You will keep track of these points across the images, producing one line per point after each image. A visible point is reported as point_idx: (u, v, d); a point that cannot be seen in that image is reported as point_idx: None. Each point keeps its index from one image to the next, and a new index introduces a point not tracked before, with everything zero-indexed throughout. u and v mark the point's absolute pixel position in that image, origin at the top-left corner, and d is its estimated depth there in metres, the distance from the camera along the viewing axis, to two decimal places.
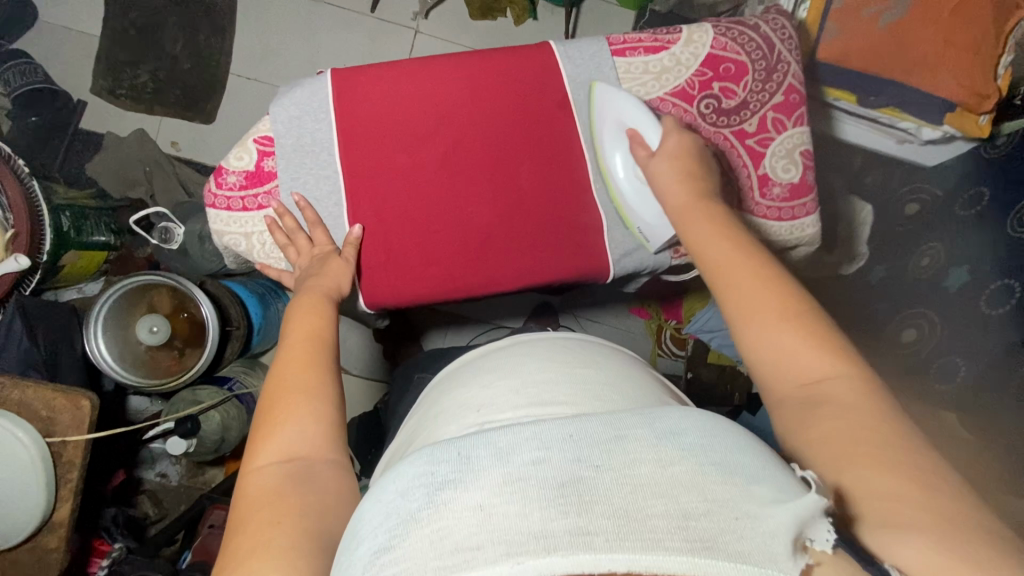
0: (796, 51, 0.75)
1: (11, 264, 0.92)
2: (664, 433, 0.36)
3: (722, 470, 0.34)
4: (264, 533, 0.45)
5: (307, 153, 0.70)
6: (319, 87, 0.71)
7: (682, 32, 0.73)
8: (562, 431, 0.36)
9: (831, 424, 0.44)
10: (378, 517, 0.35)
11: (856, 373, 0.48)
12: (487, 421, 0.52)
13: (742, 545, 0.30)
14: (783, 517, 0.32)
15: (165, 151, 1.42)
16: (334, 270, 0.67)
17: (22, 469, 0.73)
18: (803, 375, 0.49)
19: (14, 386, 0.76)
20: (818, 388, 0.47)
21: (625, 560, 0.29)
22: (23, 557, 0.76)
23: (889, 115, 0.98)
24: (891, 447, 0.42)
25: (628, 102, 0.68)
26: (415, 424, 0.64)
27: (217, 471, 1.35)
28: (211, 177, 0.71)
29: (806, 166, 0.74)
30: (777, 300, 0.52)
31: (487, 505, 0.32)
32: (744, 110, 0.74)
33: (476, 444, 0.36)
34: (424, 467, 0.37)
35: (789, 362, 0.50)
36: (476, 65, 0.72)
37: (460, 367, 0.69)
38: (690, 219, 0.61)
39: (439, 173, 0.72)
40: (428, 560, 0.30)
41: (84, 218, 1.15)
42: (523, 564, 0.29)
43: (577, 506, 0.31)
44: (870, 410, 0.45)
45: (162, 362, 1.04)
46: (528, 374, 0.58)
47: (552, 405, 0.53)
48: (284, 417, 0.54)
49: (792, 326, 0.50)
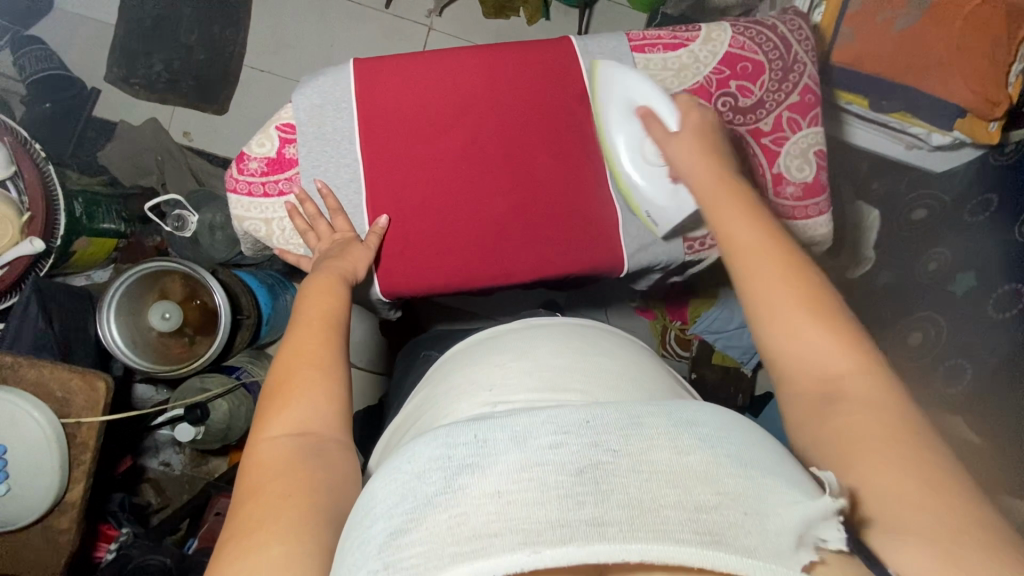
0: (813, 52, 0.76)
1: (25, 246, 0.92)
2: (679, 422, 0.36)
3: (736, 463, 0.34)
4: (276, 506, 0.46)
5: (328, 141, 0.71)
6: (342, 77, 0.71)
7: (700, 31, 0.74)
8: (578, 415, 0.37)
9: (849, 423, 0.45)
10: (392, 498, 0.36)
11: (874, 368, 0.48)
12: (500, 402, 0.54)
13: (751, 540, 0.31)
14: (790, 515, 0.33)
15: (177, 140, 1.42)
16: (350, 254, 0.68)
17: (37, 449, 0.74)
18: (827, 370, 0.49)
19: (30, 365, 0.76)
20: (839, 385, 0.47)
21: (638, 550, 0.30)
22: (34, 537, 0.76)
23: (899, 119, 1.00)
24: (903, 446, 0.42)
25: (638, 82, 0.68)
26: (425, 395, 0.65)
27: (219, 462, 1.35)
28: (232, 162, 0.72)
29: (821, 165, 0.75)
30: (795, 289, 0.51)
31: (505, 492, 0.33)
32: (760, 108, 0.74)
33: (494, 428, 0.37)
34: (440, 449, 0.37)
35: (806, 356, 0.50)
36: (494, 58, 0.73)
37: (470, 345, 0.69)
38: (718, 200, 0.59)
39: (460, 165, 0.72)
40: (445, 545, 0.31)
41: (96, 205, 1.16)
42: (540, 553, 0.30)
43: (593, 497, 0.32)
44: (889, 408, 0.45)
45: (172, 349, 1.05)
46: (542, 359, 0.59)
47: (566, 391, 0.54)
48: (297, 393, 0.54)
49: (815, 322, 0.50)
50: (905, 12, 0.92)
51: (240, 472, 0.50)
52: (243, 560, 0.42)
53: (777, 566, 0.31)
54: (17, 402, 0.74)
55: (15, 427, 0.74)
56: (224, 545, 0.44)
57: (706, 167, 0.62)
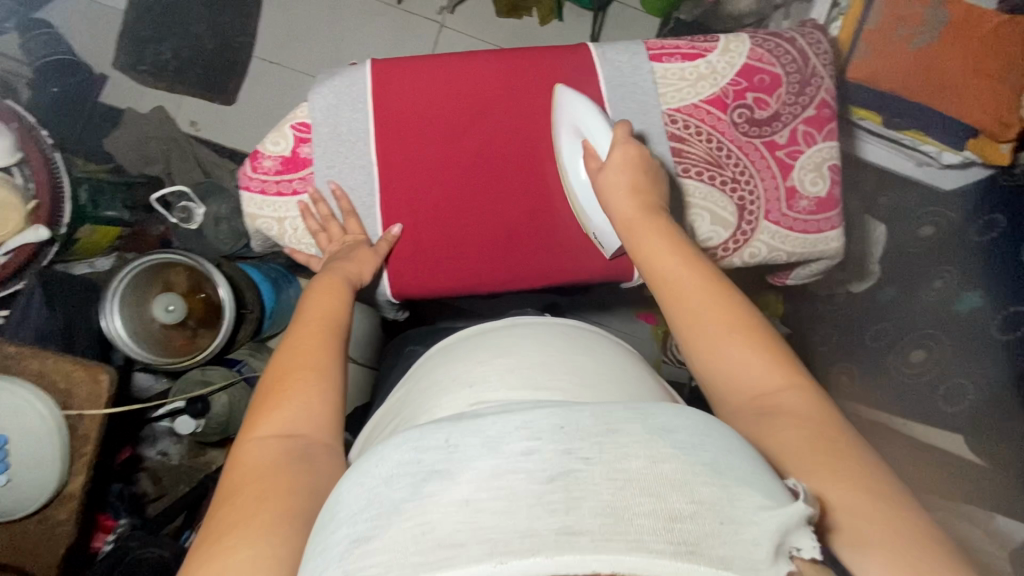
0: (830, 67, 0.75)
1: (30, 235, 0.92)
2: (657, 429, 0.37)
3: (715, 472, 0.35)
4: (251, 508, 0.46)
5: (342, 142, 0.70)
6: (358, 77, 0.71)
7: (719, 42, 0.74)
8: (552, 420, 0.37)
9: (785, 436, 0.48)
10: (359, 502, 0.37)
11: (799, 381, 0.51)
12: (480, 400, 0.55)
13: (726, 550, 0.33)
14: (766, 526, 0.34)
15: (184, 130, 1.42)
16: (353, 253, 0.68)
17: (40, 440, 0.73)
18: (757, 390, 0.52)
19: (33, 356, 0.76)
20: (771, 403, 0.50)
21: (609, 561, 0.31)
22: (33, 527, 0.76)
23: (913, 137, 1.00)
24: (841, 455, 0.46)
25: (585, 107, 0.67)
26: (405, 396, 0.65)
27: (216, 453, 1.35)
28: (246, 160, 0.71)
29: (834, 180, 0.74)
30: (725, 317, 0.54)
31: (473, 500, 0.33)
32: (776, 121, 0.74)
33: (464, 433, 0.38)
34: (408, 453, 0.38)
35: (742, 378, 0.52)
36: (512, 61, 0.73)
37: (453, 342, 0.69)
38: (645, 236, 0.59)
39: (472, 167, 0.72)
40: (409, 555, 0.32)
41: (100, 193, 1.18)
42: (505, 563, 0.31)
43: (563, 505, 0.33)
44: (816, 417, 0.49)
45: (173, 341, 1.04)
46: (523, 354, 0.61)
47: (549, 389, 0.56)
48: (290, 392, 0.54)
49: (742, 344, 0.53)
50: (922, 31, 0.92)
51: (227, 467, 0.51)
52: (213, 562, 0.43)
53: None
54: (22, 391, 0.73)
55: (18, 416, 0.73)
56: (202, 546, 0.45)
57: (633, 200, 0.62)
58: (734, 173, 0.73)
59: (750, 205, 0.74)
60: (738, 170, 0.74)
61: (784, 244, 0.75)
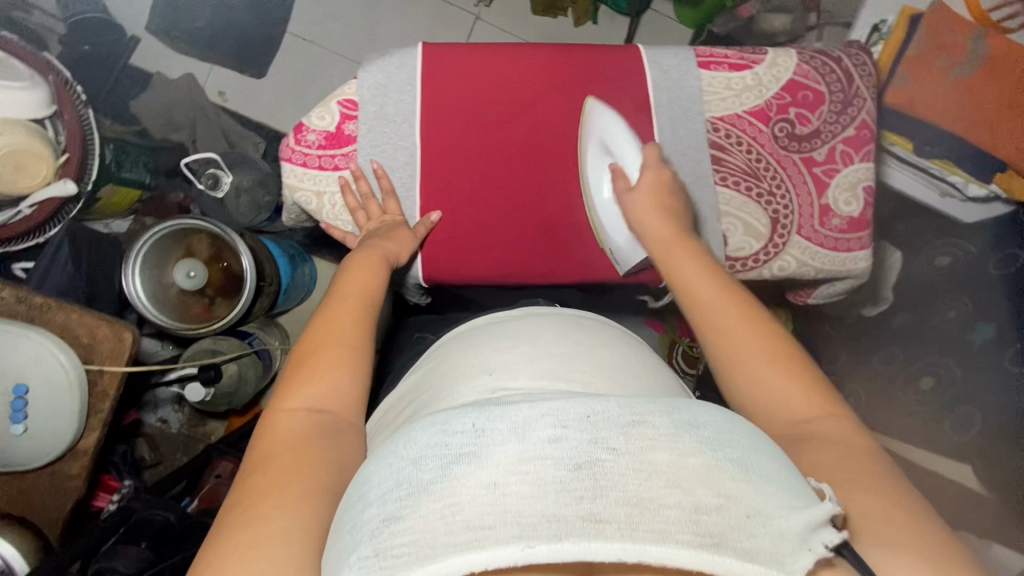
0: (873, 89, 0.76)
1: (58, 188, 0.93)
2: (683, 424, 0.38)
3: (739, 468, 0.36)
4: (284, 477, 0.45)
5: (388, 122, 0.71)
6: (409, 58, 0.71)
7: (767, 55, 0.75)
8: (580, 410, 0.39)
9: (823, 463, 0.47)
10: (388, 482, 0.38)
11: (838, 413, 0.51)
12: (499, 388, 0.56)
13: (750, 544, 0.33)
14: (793, 522, 0.35)
15: (211, 99, 1.42)
16: (389, 231, 0.69)
17: (58, 393, 0.73)
18: (797, 418, 0.51)
19: (58, 309, 0.76)
20: (811, 432, 0.49)
21: (637, 551, 0.32)
22: (43, 481, 0.76)
23: (941, 166, 1.00)
24: (888, 491, 0.44)
25: (613, 123, 0.68)
26: (421, 379, 0.65)
27: (217, 425, 1.36)
28: (290, 132, 0.71)
29: (867, 201, 0.75)
30: (766, 345, 0.53)
31: (501, 483, 0.35)
32: (816, 138, 0.74)
33: (491, 419, 0.39)
34: (437, 436, 0.39)
35: (780, 408, 0.51)
36: (563, 55, 0.73)
37: (465, 329, 0.70)
38: (683, 254, 0.61)
39: (513, 158, 0.72)
40: (439, 535, 0.34)
41: (125, 154, 1.17)
42: (532, 546, 0.33)
43: (589, 493, 0.34)
44: (857, 449, 0.47)
45: (191, 308, 1.04)
46: (543, 345, 0.61)
47: (571, 380, 0.57)
48: (323, 365, 0.55)
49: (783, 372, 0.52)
50: (962, 62, 0.94)
51: (257, 432, 0.50)
52: (248, 524, 0.42)
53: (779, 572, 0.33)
54: (44, 342, 0.73)
55: (39, 367, 0.73)
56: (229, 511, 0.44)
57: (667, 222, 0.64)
58: (771, 185, 0.74)
59: (784, 219, 0.75)
60: (775, 183, 0.74)
61: (814, 260, 0.76)
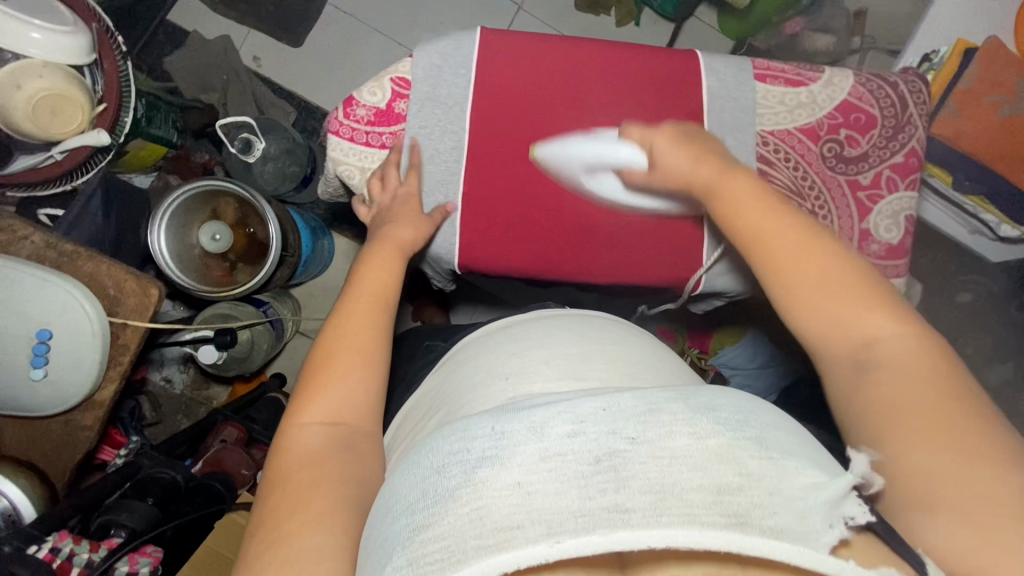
0: (926, 117, 0.75)
1: (92, 136, 0.91)
2: (699, 408, 0.38)
3: (759, 446, 0.36)
4: (306, 495, 0.45)
5: (439, 104, 0.71)
6: (466, 42, 0.72)
7: (823, 73, 0.74)
8: (594, 405, 0.39)
9: (890, 391, 0.44)
10: (412, 495, 0.38)
11: (915, 336, 0.47)
12: (520, 393, 0.53)
13: (775, 522, 0.33)
14: (814, 498, 0.34)
15: (246, 64, 1.40)
16: (407, 219, 0.67)
17: (80, 341, 0.72)
18: (861, 336, 0.48)
19: (87, 259, 0.76)
20: (877, 354, 0.47)
21: (663, 536, 0.32)
22: (56, 428, 0.76)
23: (976, 204, 1.02)
24: (957, 416, 0.41)
25: (577, 146, 0.69)
26: (439, 387, 0.63)
27: (220, 390, 1.35)
28: (340, 105, 0.71)
29: (907, 230, 0.75)
30: (831, 267, 0.51)
31: (525, 483, 0.35)
32: (863, 161, 0.74)
33: (511, 421, 0.39)
34: (458, 444, 0.40)
35: (843, 325, 0.49)
36: (619, 53, 0.73)
37: (477, 338, 0.69)
38: (729, 193, 0.58)
39: (559, 152, 0.72)
40: (467, 538, 0.33)
41: (156, 110, 1.15)
42: (562, 543, 0.32)
43: (613, 483, 0.34)
44: (927, 372, 0.44)
45: (212, 271, 1.04)
46: (559, 347, 0.59)
47: (588, 380, 0.54)
48: (336, 375, 0.53)
49: (848, 298, 0.49)
50: (1012, 100, 0.94)
51: (273, 449, 0.50)
52: (272, 549, 0.41)
53: (806, 548, 0.32)
54: (73, 291, 0.72)
55: (64, 314, 0.72)
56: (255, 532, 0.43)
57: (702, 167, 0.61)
58: (815, 205, 0.73)
59: None
60: (818, 203, 0.74)
61: None
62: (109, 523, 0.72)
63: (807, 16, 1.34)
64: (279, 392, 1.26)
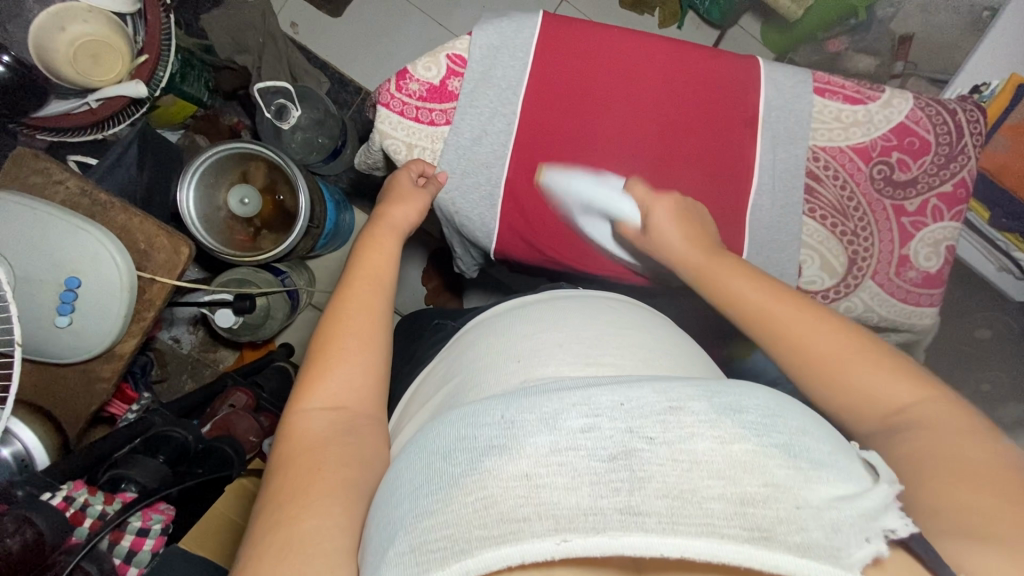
0: (980, 149, 0.74)
1: (129, 88, 0.89)
2: (723, 408, 0.35)
3: (788, 454, 0.32)
4: (305, 478, 0.44)
5: (492, 85, 0.72)
6: (528, 25, 0.72)
7: (883, 94, 0.73)
8: (611, 397, 0.35)
9: (928, 450, 0.42)
10: (416, 478, 0.35)
11: (941, 396, 0.45)
12: (529, 377, 0.46)
13: (802, 538, 0.29)
14: (849, 510, 0.31)
15: (285, 29, 1.39)
16: (408, 200, 0.66)
17: (108, 292, 0.71)
18: (888, 404, 0.46)
19: (120, 211, 0.76)
20: (904, 417, 0.45)
21: (677, 545, 0.29)
22: (74, 377, 0.75)
23: (1009, 241, 1.02)
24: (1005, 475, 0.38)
25: (580, 183, 0.72)
26: (448, 366, 0.56)
27: (227, 354, 1.34)
28: (393, 77, 0.71)
29: (947, 260, 0.74)
30: (843, 333, 0.49)
31: (534, 475, 0.32)
32: (911, 187, 0.73)
33: (523, 409, 0.36)
34: (465, 430, 0.36)
35: (869, 394, 0.47)
36: (678, 54, 0.74)
37: (493, 315, 0.61)
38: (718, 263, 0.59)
39: (609, 146, 0.73)
40: (471, 528, 0.31)
41: (190, 67, 1.14)
42: (569, 542, 0.29)
43: (628, 484, 0.31)
44: (964, 434, 0.42)
45: (236, 235, 1.03)
46: (570, 328, 0.52)
47: (602, 365, 0.47)
48: (335, 359, 0.52)
49: (869, 360, 0.47)
50: None
51: (277, 439, 0.48)
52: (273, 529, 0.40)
53: (838, 568, 0.29)
54: (101, 238, 0.71)
55: (91, 263, 0.70)
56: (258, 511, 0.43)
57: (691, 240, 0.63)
58: (856, 227, 0.74)
59: (860, 261, 0.74)
60: (859, 224, 0.74)
61: (880, 307, 0.75)
62: (120, 476, 0.70)
63: (853, 35, 1.30)
64: (286, 362, 1.26)
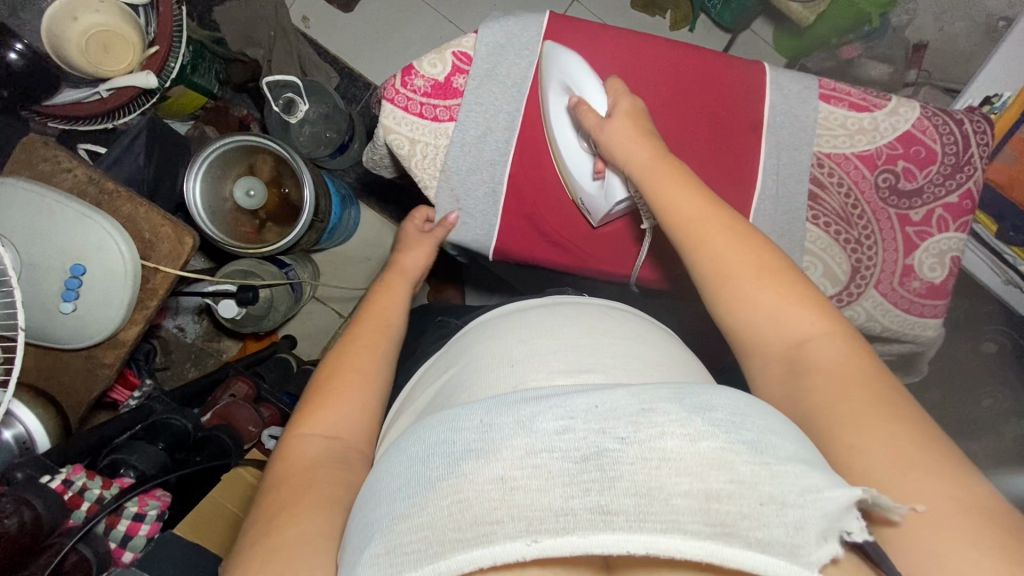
0: (987, 160, 0.74)
1: (139, 78, 0.91)
2: (694, 407, 0.34)
3: (754, 451, 0.32)
4: (296, 492, 0.44)
5: (497, 83, 0.72)
6: (535, 24, 0.73)
7: (890, 102, 0.73)
8: (587, 399, 0.34)
9: (822, 392, 0.46)
10: (392, 483, 0.35)
11: (839, 332, 0.49)
12: (520, 384, 0.46)
13: (763, 534, 0.30)
14: (817, 508, 0.31)
15: (295, 22, 1.39)
16: (416, 250, 0.71)
17: (113, 279, 0.72)
18: (792, 336, 0.50)
19: (127, 200, 0.77)
20: (804, 349, 0.49)
21: (643, 542, 0.29)
22: (76, 360, 0.77)
23: (1018, 254, 1.00)
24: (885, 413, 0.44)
25: (574, 62, 0.69)
26: (443, 366, 0.57)
27: (231, 344, 1.36)
28: (399, 73, 0.72)
29: (952, 272, 0.73)
30: (748, 256, 0.53)
31: (509, 479, 0.31)
32: (917, 197, 0.73)
33: (501, 412, 0.35)
34: (442, 433, 0.36)
35: (775, 323, 0.51)
36: (686, 58, 0.74)
37: (492, 317, 0.61)
38: (660, 176, 0.59)
39: None
40: (447, 531, 0.31)
41: (201, 59, 1.15)
42: (539, 543, 0.29)
43: (598, 484, 0.30)
44: (853, 372, 0.47)
45: (241, 227, 1.03)
46: (568, 336, 0.52)
47: (594, 371, 0.47)
48: (341, 393, 0.53)
49: (770, 282, 0.52)
50: None
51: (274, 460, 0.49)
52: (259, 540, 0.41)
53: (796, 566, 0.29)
54: (111, 231, 0.72)
55: (98, 252, 0.71)
56: (255, 524, 0.44)
57: (641, 145, 0.62)
58: (860, 234, 0.73)
59: (864, 270, 0.74)
60: (863, 232, 0.73)
61: (883, 318, 0.75)
62: (119, 462, 0.71)
63: (866, 42, 1.28)
64: (289, 354, 1.28)
